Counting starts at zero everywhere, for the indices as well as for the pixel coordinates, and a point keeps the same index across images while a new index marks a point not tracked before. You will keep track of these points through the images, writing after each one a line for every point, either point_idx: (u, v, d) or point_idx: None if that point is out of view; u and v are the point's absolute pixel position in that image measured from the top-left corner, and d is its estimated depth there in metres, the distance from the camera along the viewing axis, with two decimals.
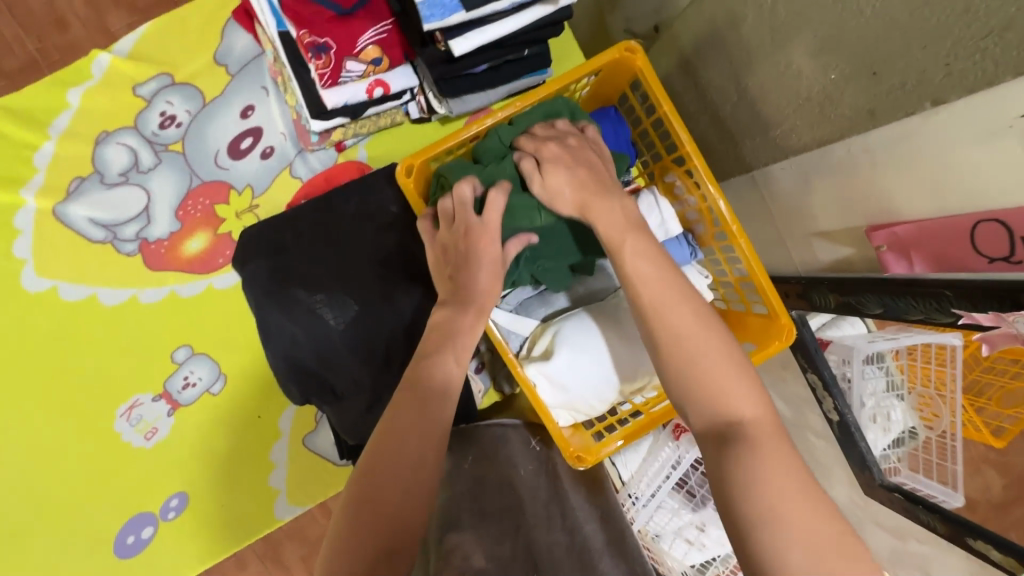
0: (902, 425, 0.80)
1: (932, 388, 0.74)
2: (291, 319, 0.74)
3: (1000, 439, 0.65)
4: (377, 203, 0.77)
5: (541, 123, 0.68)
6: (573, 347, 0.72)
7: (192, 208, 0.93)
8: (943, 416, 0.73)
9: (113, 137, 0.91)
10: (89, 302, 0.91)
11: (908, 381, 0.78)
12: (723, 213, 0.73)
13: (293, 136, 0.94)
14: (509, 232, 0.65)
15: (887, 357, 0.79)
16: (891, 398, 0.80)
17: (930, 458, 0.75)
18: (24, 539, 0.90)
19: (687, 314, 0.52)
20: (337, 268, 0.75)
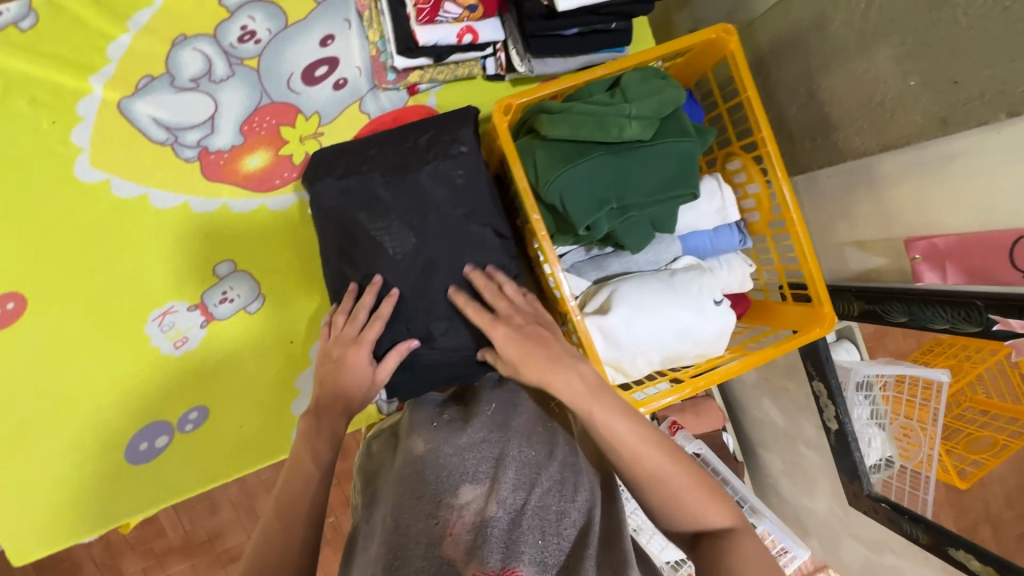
0: (882, 451, 1.19)
1: (914, 422, 1.13)
2: (356, 243, 0.76)
3: (965, 479, 1.07)
4: (457, 142, 0.80)
5: (638, 76, 0.69)
6: (630, 306, 0.75)
7: (258, 125, 0.93)
8: (921, 447, 1.12)
9: (191, 42, 0.90)
10: (139, 201, 0.90)
11: (891, 412, 1.17)
12: (786, 200, 0.76)
13: (368, 72, 0.95)
14: (595, 179, 0.66)
15: (876, 388, 1.17)
16: (875, 425, 1.19)
17: (904, 485, 1.15)
18: (31, 430, 0.88)
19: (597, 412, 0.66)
20: (410, 197, 0.77)
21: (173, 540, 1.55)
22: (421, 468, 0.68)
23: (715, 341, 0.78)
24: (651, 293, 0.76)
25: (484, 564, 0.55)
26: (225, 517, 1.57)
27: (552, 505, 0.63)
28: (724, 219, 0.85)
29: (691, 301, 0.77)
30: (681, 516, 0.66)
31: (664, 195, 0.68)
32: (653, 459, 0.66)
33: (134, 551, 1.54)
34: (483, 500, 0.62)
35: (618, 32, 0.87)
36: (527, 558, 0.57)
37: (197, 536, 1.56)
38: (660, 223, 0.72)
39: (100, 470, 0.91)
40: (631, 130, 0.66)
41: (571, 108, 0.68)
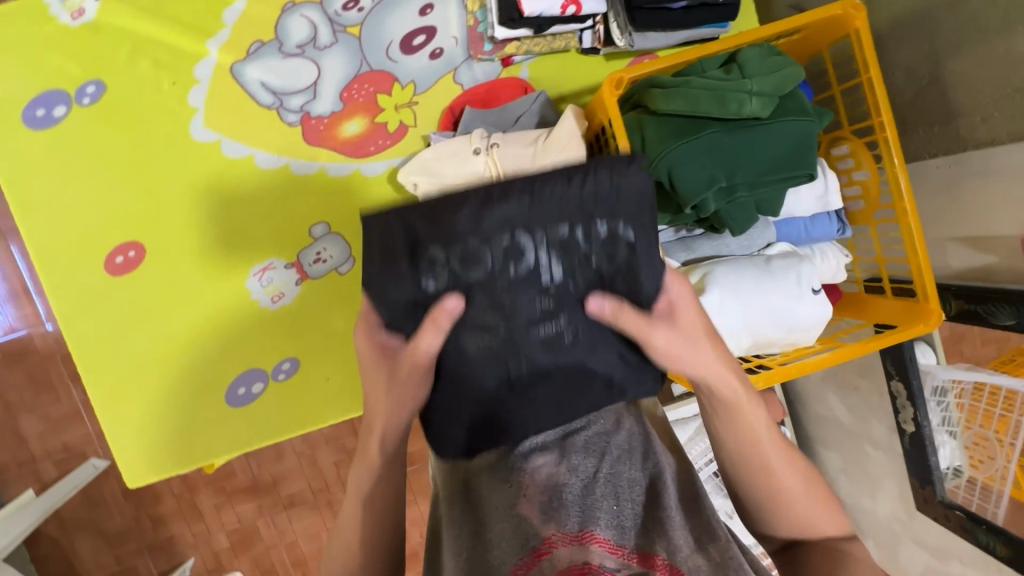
0: (950, 462, 1.13)
1: (991, 432, 1.04)
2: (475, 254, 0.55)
3: None
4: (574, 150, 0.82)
5: (762, 54, 0.68)
6: (723, 289, 0.74)
7: (356, 92, 0.96)
8: (997, 459, 1.04)
9: (299, 9, 0.93)
10: (245, 161, 0.96)
11: (964, 421, 1.10)
12: (900, 189, 0.73)
13: (464, 43, 0.96)
14: (705, 158, 0.66)
15: (950, 394, 1.10)
16: (945, 432, 1.13)
17: (971, 495, 1.10)
18: (146, 367, 0.96)
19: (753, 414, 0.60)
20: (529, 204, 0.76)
21: (242, 482, 1.66)
22: (493, 436, 0.67)
23: (806, 331, 0.76)
24: (745, 278, 0.75)
25: (563, 522, 0.52)
26: (290, 465, 1.67)
27: (627, 472, 0.61)
28: (824, 206, 0.82)
29: (784, 284, 0.75)
30: (793, 524, 0.62)
31: (777, 172, 0.67)
32: (789, 476, 0.61)
33: (207, 490, 1.66)
34: (555, 466, 0.60)
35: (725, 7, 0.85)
36: (605, 524, 0.53)
37: (265, 479, 1.67)
38: (766, 205, 0.71)
39: (205, 408, 0.99)
40: (750, 107, 0.64)
41: (686, 83, 0.66)
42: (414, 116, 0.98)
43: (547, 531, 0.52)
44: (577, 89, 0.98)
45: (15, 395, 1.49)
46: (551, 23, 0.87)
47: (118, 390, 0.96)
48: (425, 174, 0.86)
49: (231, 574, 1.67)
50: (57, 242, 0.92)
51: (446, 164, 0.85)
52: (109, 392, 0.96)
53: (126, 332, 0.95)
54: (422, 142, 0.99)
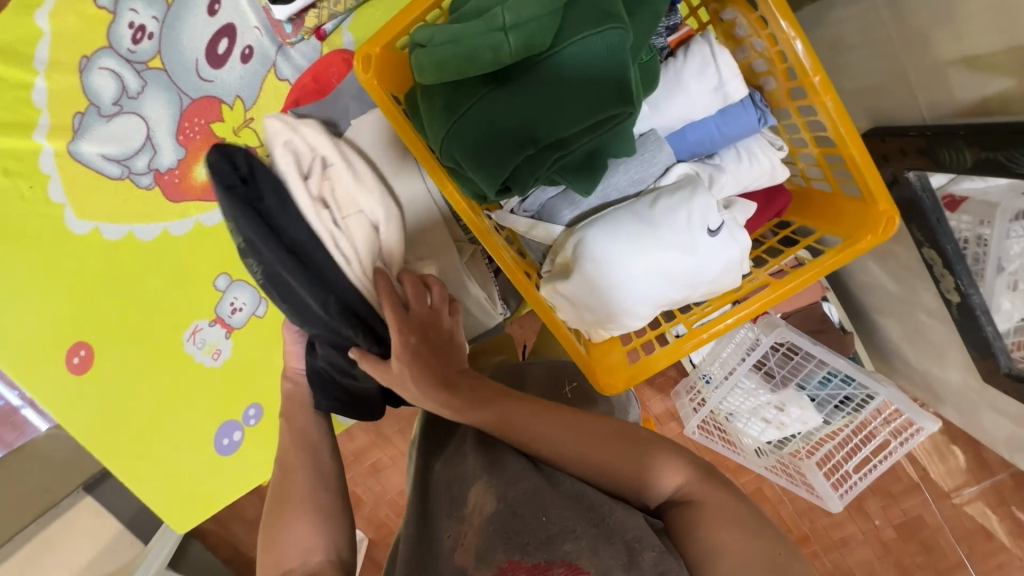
0: None
1: None
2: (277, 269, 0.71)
3: None
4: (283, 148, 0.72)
5: None
6: (597, 262, 0.60)
7: (190, 130, 0.87)
8: None
9: (95, 62, 0.84)
10: (128, 239, 0.93)
11: None
12: (801, 61, 0.51)
13: (269, 30, 0.81)
14: (486, 133, 0.50)
15: None
16: None
17: None
18: (140, 446, 1.02)
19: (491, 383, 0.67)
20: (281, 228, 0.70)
21: None
22: (438, 482, 0.70)
23: (716, 277, 0.60)
24: (623, 238, 0.60)
25: (491, 561, 0.52)
26: None
27: (561, 484, 0.60)
28: (726, 100, 0.62)
29: (665, 227, 0.59)
30: (620, 485, 0.60)
31: (590, 116, 0.48)
32: (568, 424, 0.63)
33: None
34: (482, 497, 0.60)
35: None
36: (530, 550, 0.53)
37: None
38: (608, 146, 0.53)
39: (203, 464, 1.05)
40: (512, 53, 0.45)
41: (438, 35, 0.48)
42: (256, 134, 0.87)
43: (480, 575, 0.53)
44: None
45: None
46: None
47: (125, 471, 1.02)
48: None
49: None
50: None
51: None
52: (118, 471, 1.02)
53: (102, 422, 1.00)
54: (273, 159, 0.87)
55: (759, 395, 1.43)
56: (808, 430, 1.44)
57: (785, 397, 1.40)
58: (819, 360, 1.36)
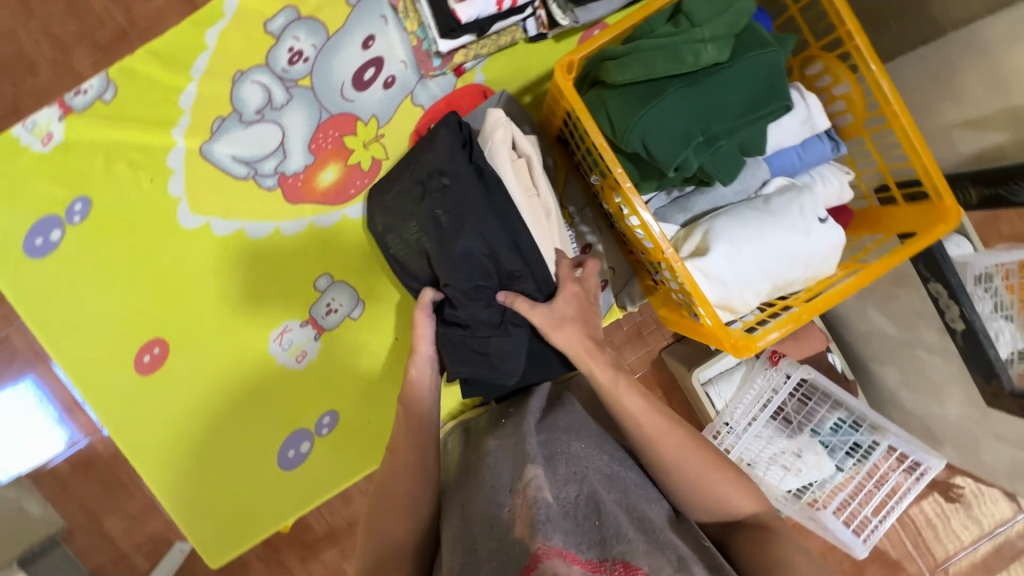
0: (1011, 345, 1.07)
1: None
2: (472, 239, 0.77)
3: None
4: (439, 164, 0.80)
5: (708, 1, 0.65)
6: (729, 242, 0.73)
7: (323, 141, 0.97)
8: None
9: (248, 76, 0.94)
10: (238, 235, 0.97)
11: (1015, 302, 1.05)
12: (885, 94, 0.70)
13: (413, 64, 0.96)
14: (674, 118, 0.64)
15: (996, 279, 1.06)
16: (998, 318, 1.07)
17: None
18: (205, 454, 0.99)
19: (632, 395, 0.73)
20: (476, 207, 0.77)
21: (320, 531, 1.64)
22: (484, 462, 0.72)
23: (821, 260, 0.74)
24: (749, 224, 0.73)
25: (549, 540, 0.51)
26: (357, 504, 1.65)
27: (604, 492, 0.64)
28: (812, 130, 0.79)
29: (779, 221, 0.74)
30: (702, 501, 0.71)
31: (752, 113, 0.65)
32: (674, 441, 0.71)
33: (285, 547, 1.64)
34: (549, 485, 0.61)
35: None
36: (586, 547, 0.53)
37: (339, 525, 1.65)
38: (749, 146, 0.69)
39: (264, 476, 1.02)
40: (707, 56, 0.62)
41: (638, 47, 0.65)
42: (384, 149, 0.98)
43: (535, 546, 0.51)
44: (533, 79, 0.97)
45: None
46: (492, 22, 0.85)
47: (174, 479, 0.97)
48: None
49: None
50: (71, 355, 0.94)
51: None
52: (167, 481, 0.97)
53: (159, 423, 0.97)
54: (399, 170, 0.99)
55: (779, 440, 1.41)
56: (823, 480, 1.39)
57: (802, 441, 1.40)
58: (833, 403, 1.41)
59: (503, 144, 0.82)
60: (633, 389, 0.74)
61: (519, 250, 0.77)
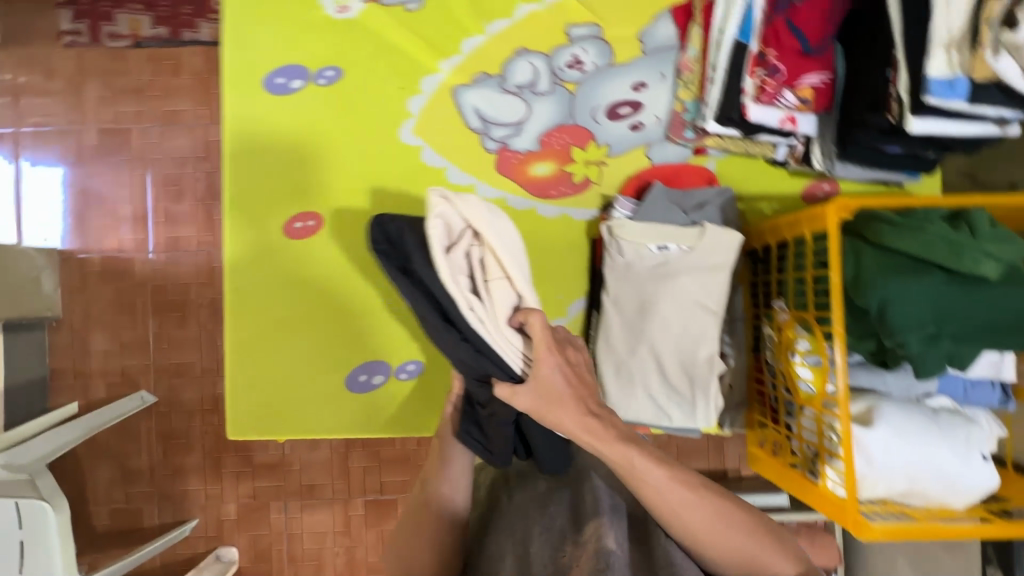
0: None
1: None
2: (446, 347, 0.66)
3: None
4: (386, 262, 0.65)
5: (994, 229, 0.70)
6: (895, 427, 0.75)
7: (554, 140, 1.03)
8: None
9: (528, 55, 1.02)
10: (438, 172, 1.02)
11: None
12: None
13: (665, 124, 1.03)
14: (919, 305, 0.68)
15: None
16: None
17: None
18: (291, 334, 1.01)
19: (659, 472, 0.67)
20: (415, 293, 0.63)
21: (271, 456, 1.58)
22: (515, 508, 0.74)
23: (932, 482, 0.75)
24: (917, 425, 0.76)
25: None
26: (321, 456, 1.58)
27: (664, 546, 0.66)
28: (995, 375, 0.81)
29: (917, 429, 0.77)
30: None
31: (981, 338, 0.69)
32: (705, 516, 0.66)
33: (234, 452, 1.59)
34: (600, 537, 0.63)
35: (928, 162, 0.89)
36: None
37: (290, 462, 1.58)
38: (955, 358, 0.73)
39: (324, 385, 1.01)
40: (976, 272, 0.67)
41: (918, 229, 0.70)
42: (599, 174, 1.03)
43: None
44: (754, 193, 1.03)
45: (102, 306, 1.60)
46: (764, 131, 0.92)
47: (243, 345, 1.01)
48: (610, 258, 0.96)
49: (227, 548, 1.57)
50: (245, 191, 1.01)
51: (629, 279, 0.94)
52: (241, 342, 1.01)
53: (270, 290, 1.01)
54: (600, 200, 1.03)
55: None
56: None
57: None
58: None
59: (438, 238, 0.60)
60: (653, 460, 0.67)
61: (486, 356, 0.64)
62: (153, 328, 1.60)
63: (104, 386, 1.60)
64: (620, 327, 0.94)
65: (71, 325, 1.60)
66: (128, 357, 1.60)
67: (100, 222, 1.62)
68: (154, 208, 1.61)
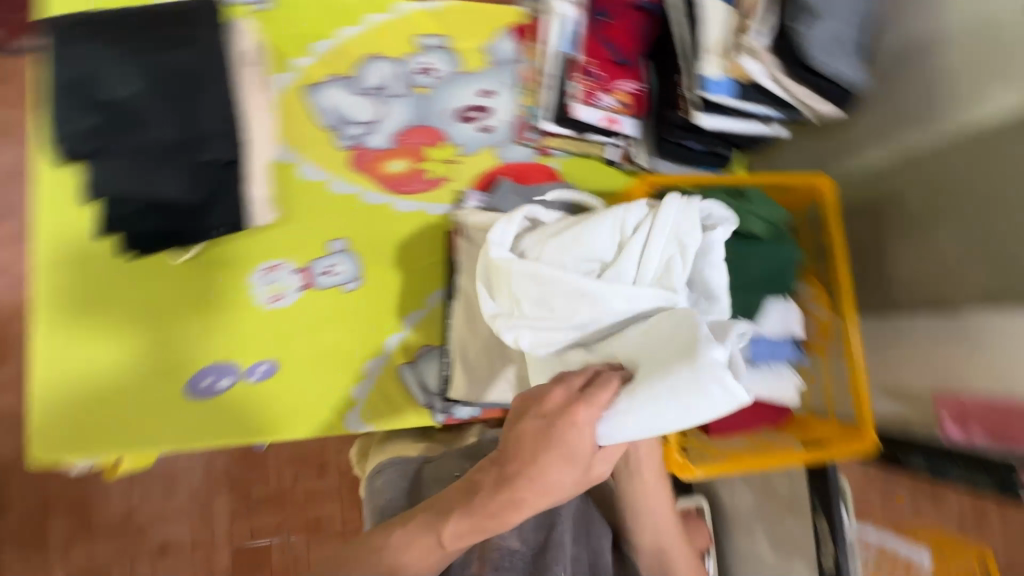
0: None
1: None
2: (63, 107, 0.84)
3: None
4: (176, 91, 0.87)
5: (768, 204, 0.84)
6: None
7: (409, 139, 1.07)
8: None
9: (380, 60, 1.07)
10: (287, 167, 1.02)
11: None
12: (850, 336, 0.88)
13: (511, 128, 1.12)
14: None
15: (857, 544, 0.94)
16: None
17: None
18: (112, 339, 0.93)
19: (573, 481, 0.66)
20: (211, 76, 0.89)
21: (113, 515, 1.39)
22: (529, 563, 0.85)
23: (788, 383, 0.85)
24: None
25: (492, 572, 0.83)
26: (177, 505, 1.41)
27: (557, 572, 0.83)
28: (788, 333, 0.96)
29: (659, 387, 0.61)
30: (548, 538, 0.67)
31: (765, 284, 0.82)
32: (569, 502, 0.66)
33: (64, 515, 1.37)
34: (514, 539, 0.85)
35: (725, 157, 1.04)
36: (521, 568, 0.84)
37: (138, 518, 1.40)
38: (748, 309, 0.83)
39: (157, 397, 0.93)
40: (749, 224, 0.82)
41: (702, 198, 0.84)
42: (452, 172, 1.08)
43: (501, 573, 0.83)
44: (594, 190, 1.13)
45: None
46: (591, 130, 1.03)
47: (53, 356, 0.91)
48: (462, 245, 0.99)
49: None
50: (60, 184, 0.92)
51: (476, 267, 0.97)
52: (53, 359, 0.91)
53: (85, 300, 0.92)
54: (452, 196, 1.08)
55: None
56: None
57: None
58: None
59: (242, 46, 0.93)
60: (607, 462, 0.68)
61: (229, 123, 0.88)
62: None
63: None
64: (468, 312, 0.96)
65: None
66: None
67: None
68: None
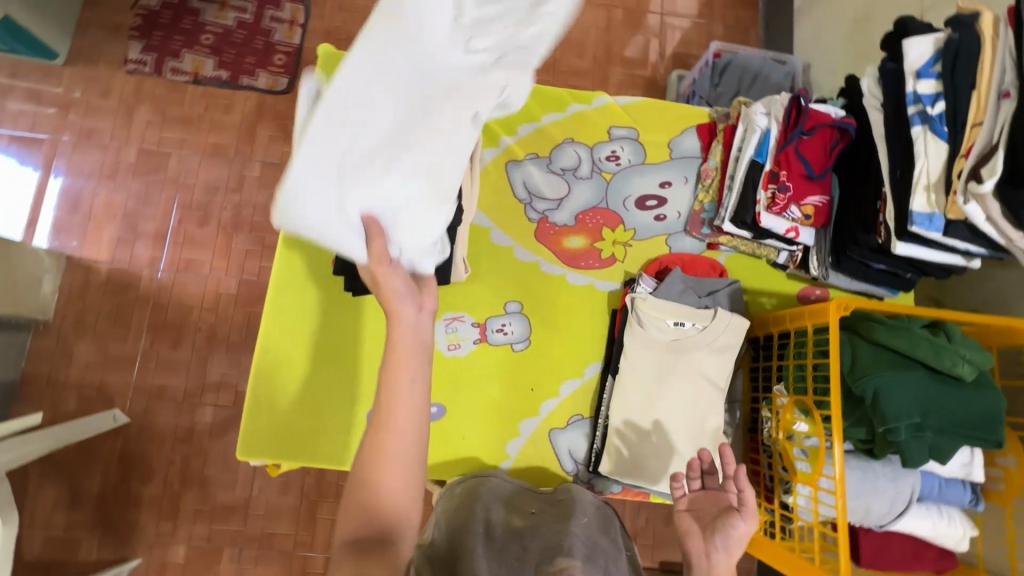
0: None
1: None
2: None
3: None
4: None
5: (978, 352, 0.81)
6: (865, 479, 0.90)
7: (589, 219, 1.16)
8: None
9: (574, 145, 1.18)
10: (482, 230, 1.13)
11: None
12: None
13: (684, 219, 1.18)
14: (902, 392, 0.78)
15: None
16: None
17: None
18: (314, 361, 1.04)
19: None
20: None
21: (235, 497, 1.48)
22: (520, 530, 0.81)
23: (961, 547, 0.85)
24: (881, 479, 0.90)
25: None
26: (290, 501, 1.49)
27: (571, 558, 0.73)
28: (966, 475, 0.92)
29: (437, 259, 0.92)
30: None
31: (968, 432, 0.78)
32: None
33: (197, 492, 1.47)
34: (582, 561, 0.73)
35: (907, 280, 1.04)
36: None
37: (256, 505, 1.47)
38: (940, 451, 0.79)
39: (344, 419, 1.03)
40: (961, 369, 0.79)
41: (908, 331, 0.82)
42: (624, 253, 1.16)
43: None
44: (757, 289, 1.16)
45: (97, 316, 1.51)
46: (770, 236, 1.07)
47: (263, 368, 1.03)
48: (633, 326, 1.04)
49: None
50: (300, 221, 1.08)
51: (646, 350, 1.03)
52: (265, 369, 1.03)
53: (300, 323, 1.05)
54: (623, 275, 1.15)
55: None
56: None
57: None
58: None
59: None
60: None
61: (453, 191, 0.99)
62: (145, 345, 1.51)
63: (75, 399, 1.47)
64: (634, 393, 1.02)
65: (61, 330, 1.50)
66: (110, 372, 1.50)
67: (112, 231, 1.56)
68: (174, 228, 1.57)
